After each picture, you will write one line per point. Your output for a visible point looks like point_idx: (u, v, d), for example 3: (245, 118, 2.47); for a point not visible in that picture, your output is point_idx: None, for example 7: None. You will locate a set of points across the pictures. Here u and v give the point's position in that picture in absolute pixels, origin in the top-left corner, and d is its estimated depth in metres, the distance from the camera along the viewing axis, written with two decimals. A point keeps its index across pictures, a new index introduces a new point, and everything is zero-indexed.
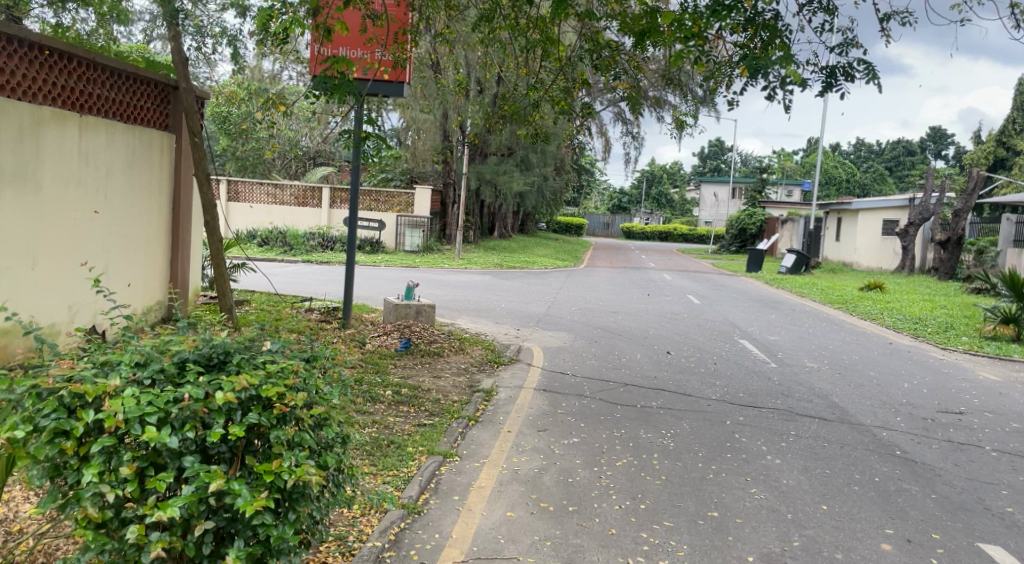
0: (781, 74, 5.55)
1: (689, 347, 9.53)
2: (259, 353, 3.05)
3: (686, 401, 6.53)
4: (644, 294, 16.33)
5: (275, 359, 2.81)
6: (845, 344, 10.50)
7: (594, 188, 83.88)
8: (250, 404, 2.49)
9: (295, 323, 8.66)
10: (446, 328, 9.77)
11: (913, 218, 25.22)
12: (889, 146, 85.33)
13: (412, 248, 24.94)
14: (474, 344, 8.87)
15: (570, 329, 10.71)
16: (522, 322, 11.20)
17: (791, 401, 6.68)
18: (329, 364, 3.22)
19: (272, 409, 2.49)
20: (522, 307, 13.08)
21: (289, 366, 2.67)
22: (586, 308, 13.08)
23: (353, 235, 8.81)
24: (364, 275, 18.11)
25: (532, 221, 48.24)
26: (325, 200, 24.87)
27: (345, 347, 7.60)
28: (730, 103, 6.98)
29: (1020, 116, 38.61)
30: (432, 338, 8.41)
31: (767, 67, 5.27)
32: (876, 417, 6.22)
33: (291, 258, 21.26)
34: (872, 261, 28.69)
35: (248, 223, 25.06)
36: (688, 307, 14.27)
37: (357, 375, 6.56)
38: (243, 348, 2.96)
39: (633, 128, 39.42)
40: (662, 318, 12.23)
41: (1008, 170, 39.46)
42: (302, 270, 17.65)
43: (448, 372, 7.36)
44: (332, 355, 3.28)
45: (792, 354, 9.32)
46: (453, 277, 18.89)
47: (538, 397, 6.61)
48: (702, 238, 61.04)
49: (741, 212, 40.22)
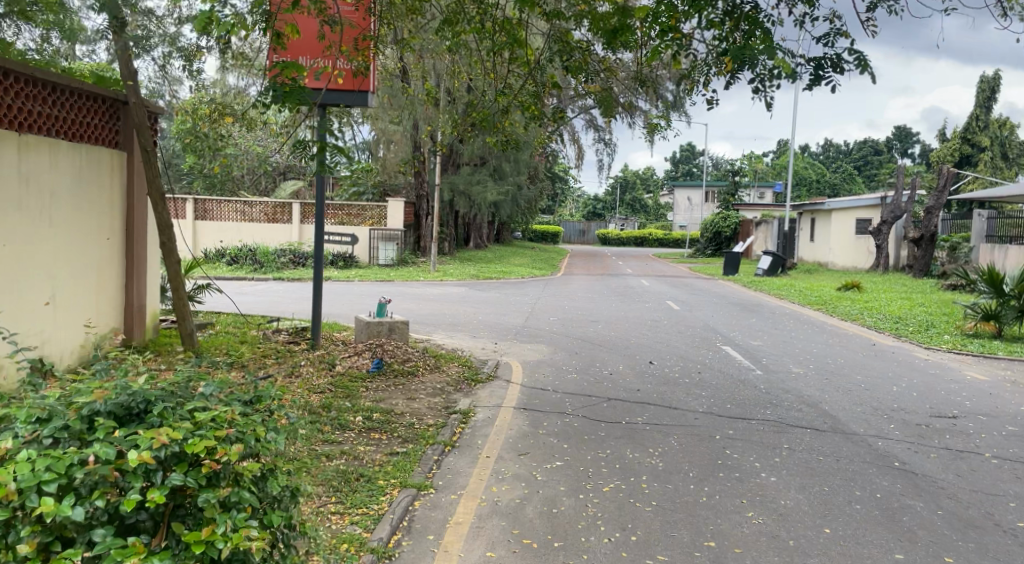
0: (764, 69, 5.30)
1: (672, 356, 9.27)
2: (192, 397, 2.75)
3: (673, 415, 6.25)
4: (622, 302, 16.10)
5: (206, 406, 2.54)
6: (830, 347, 10.31)
7: (569, 196, 83.96)
8: (173, 462, 2.24)
9: (262, 347, 8.26)
10: (422, 344, 9.43)
11: (886, 216, 25.36)
12: (857, 146, 86.47)
13: (386, 261, 24.54)
14: (451, 361, 8.53)
15: (549, 341, 10.41)
16: (499, 336, 10.88)
17: (781, 411, 6.43)
18: (274, 407, 2.95)
19: (200, 468, 2.25)
20: (499, 319, 12.76)
21: (222, 416, 2.44)
22: (565, 318, 12.79)
23: (320, 251, 8.41)
24: (336, 292, 17.68)
25: (508, 230, 47.99)
26: (296, 216, 24.41)
27: (315, 371, 7.25)
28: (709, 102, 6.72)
29: (983, 113, 39.25)
30: (406, 357, 8.06)
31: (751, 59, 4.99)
32: (870, 425, 5.99)
33: (262, 276, 20.74)
34: (847, 260, 28.79)
35: (217, 241, 24.47)
36: (667, 313, 14.05)
37: (325, 401, 6.21)
38: (170, 393, 2.68)
39: (605, 134, 39.44)
40: (642, 327, 11.97)
41: (974, 166, 40.03)
42: (272, 289, 17.19)
43: (424, 392, 7.01)
44: (277, 396, 3.02)
45: (776, 360, 9.10)
46: (428, 290, 18.52)
47: (518, 416, 6.29)
48: (678, 242, 61.22)
49: (716, 215, 40.29)
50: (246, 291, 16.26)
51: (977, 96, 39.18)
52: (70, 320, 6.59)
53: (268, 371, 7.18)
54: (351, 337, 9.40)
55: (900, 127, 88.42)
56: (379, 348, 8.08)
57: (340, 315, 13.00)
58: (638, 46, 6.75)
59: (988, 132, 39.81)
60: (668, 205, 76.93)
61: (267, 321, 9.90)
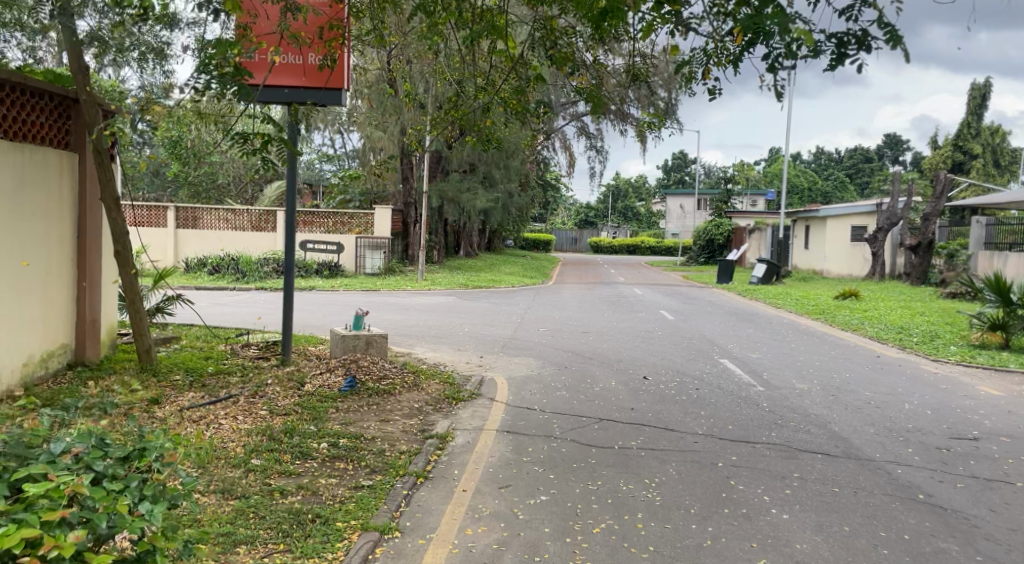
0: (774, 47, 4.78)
1: (667, 370, 8.74)
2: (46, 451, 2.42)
3: (669, 438, 5.72)
4: (614, 311, 15.59)
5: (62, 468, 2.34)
6: (832, 359, 9.83)
7: (560, 204, 83.63)
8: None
9: (227, 363, 7.69)
10: (402, 359, 8.87)
11: (882, 223, 25.01)
12: (848, 153, 86.55)
13: (372, 270, 23.99)
14: (432, 378, 7.96)
15: (538, 354, 9.87)
16: (484, 348, 10.34)
17: (787, 434, 5.91)
18: (164, 459, 2.61)
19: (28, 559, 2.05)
20: (486, 331, 12.22)
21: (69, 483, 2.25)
22: (554, 329, 12.26)
23: (292, 255, 7.87)
24: (319, 302, 17.10)
25: (499, 238, 47.52)
26: (281, 224, 23.84)
27: (281, 391, 6.71)
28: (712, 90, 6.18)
29: (974, 120, 39.19)
30: (382, 373, 7.48)
31: (762, 33, 4.46)
32: (886, 450, 5.49)
33: (244, 286, 20.12)
34: (842, 268, 28.41)
35: (198, 250, 23.84)
36: (662, 323, 13.54)
37: (287, 426, 5.65)
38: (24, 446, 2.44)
39: (597, 141, 39.20)
40: (635, 338, 11.45)
41: (966, 173, 39.92)
42: (253, 299, 16.60)
43: (399, 414, 6.44)
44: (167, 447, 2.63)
45: (777, 374, 8.59)
46: (414, 300, 17.95)
47: (500, 440, 5.74)
48: (670, 250, 60.87)
49: (708, 222, 39.91)
50: (224, 302, 15.66)
51: (968, 104, 39.07)
52: (13, 340, 6.06)
53: (231, 392, 6.65)
54: (326, 351, 8.84)
55: (890, 135, 88.70)
56: (353, 364, 7.54)
57: (319, 327, 12.43)
58: (626, 37, 6.41)
59: (980, 139, 39.71)
60: (660, 213, 76.63)
61: (237, 335, 9.33)
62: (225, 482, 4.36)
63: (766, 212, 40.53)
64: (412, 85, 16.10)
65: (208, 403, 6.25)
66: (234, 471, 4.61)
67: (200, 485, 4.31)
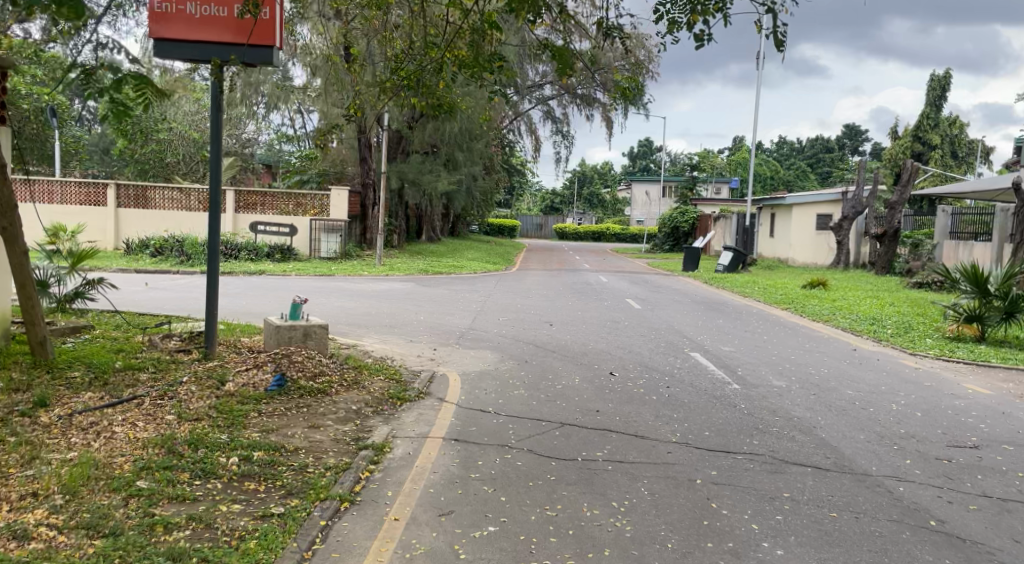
0: None
1: (635, 365, 8.06)
2: None
3: (640, 448, 5.02)
4: (579, 300, 14.89)
5: None
6: (807, 353, 9.26)
7: (526, 189, 82.82)
8: None
9: (140, 357, 6.76)
10: (346, 354, 8.04)
11: (847, 212, 24.78)
12: (809, 142, 87.06)
13: (328, 255, 22.96)
14: (376, 375, 7.14)
15: (496, 346, 9.10)
16: (438, 339, 9.57)
17: (772, 442, 5.25)
18: None
19: None
20: (442, 320, 11.40)
21: None
22: (516, 319, 11.51)
23: (215, 234, 6.96)
24: (267, 288, 16.09)
25: (462, 224, 46.57)
26: (229, 205, 22.64)
27: (198, 391, 5.84)
28: (701, 38, 5.51)
29: (933, 111, 39.28)
30: (317, 370, 6.61)
31: None
32: (882, 462, 4.86)
33: (188, 269, 18.98)
34: (807, 257, 28.16)
35: (141, 230, 22.57)
36: (627, 313, 12.90)
37: (192, 436, 4.79)
38: None
39: (563, 125, 38.64)
40: (600, 329, 10.76)
41: (925, 164, 40.08)
42: (195, 285, 15.54)
43: (334, 417, 5.63)
44: None
45: (752, 369, 7.97)
46: (369, 286, 17.03)
47: (447, 450, 4.96)
48: (635, 237, 60.56)
49: (673, 209, 39.55)
50: (163, 286, 14.61)
51: (929, 94, 39.15)
52: None
53: (137, 392, 5.75)
54: (260, 344, 7.96)
55: (850, 125, 89.73)
56: (285, 356, 6.68)
57: (261, 315, 11.50)
58: None
59: (940, 130, 39.86)
60: (625, 199, 76.34)
61: (158, 325, 8.41)
62: (93, 514, 3.51)
63: (731, 201, 40.28)
64: (366, 63, 15.21)
65: (107, 407, 5.37)
66: (110, 497, 3.76)
67: (60, 519, 3.47)
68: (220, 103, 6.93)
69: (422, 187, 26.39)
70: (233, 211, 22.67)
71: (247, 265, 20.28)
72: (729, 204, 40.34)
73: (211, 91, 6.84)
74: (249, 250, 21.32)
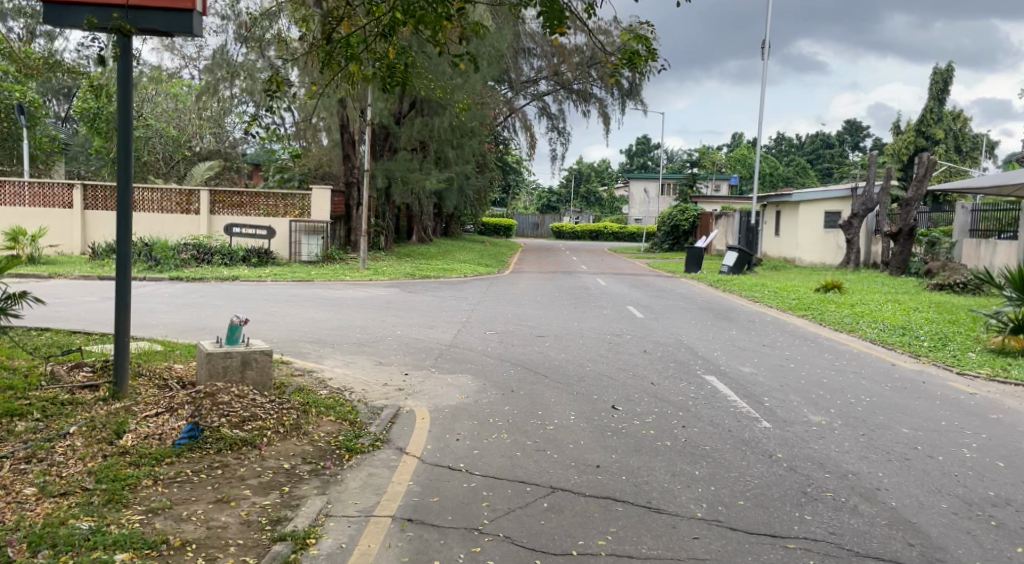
0: None
1: (641, 394, 6.78)
2: None
3: (657, 532, 3.75)
4: (576, 308, 13.59)
5: None
6: (838, 374, 8.00)
7: (524, 189, 81.66)
8: None
9: (28, 399, 5.43)
10: (294, 385, 6.71)
11: (858, 209, 23.61)
12: (809, 139, 85.87)
13: (309, 258, 21.66)
14: (325, 414, 5.83)
15: (479, 370, 7.82)
16: (412, 361, 8.28)
17: (829, 518, 3.97)
18: None
19: None
20: (420, 335, 10.10)
21: None
22: (505, 334, 10.19)
23: (126, 244, 5.66)
24: (237, 296, 14.78)
25: (456, 224, 45.30)
26: (203, 205, 21.37)
27: (83, 448, 4.53)
28: None
29: (937, 104, 37.86)
30: (249, 412, 5.29)
31: None
32: (984, 552, 3.60)
33: (157, 276, 17.67)
34: (815, 256, 26.88)
35: (107, 234, 21.31)
36: (628, 323, 11.63)
37: (43, 526, 3.49)
38: None
39: (558, 122, 37.53)
40: (599, 344, 9.49)
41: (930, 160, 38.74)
42: (157, 296, 14.25)
43: (256, 483, 4.32)
44: None
45: (780, 400, 6.69)
46: (349, 294, 15.73)
47: (394, 539, 3.66)
48: (632, 236, 59.36)
49: (673, 208, 38.25)
50: (119, 299, 13.32)
51: (930, 89, 37.73)
52: None
53: (2, 451, 4.43)
54: (193, 374, 6.63)
55: (850, 121, 88.46)
56: (209, 394, 5.36)
57: (216, 329, 10.19)
58: None
59: (944, 125, 38.55)
60: (623, 197, 75.16)
61: (66, 350, 7.08)
62: None
63: (732, 198, 38.99)
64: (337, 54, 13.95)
65: None
66: None
67: None
68: (127, 79, 5.55)
69: (410, 186, 25.05)
70: (207, 212, 21.37)
71: (220, 270, 18.94)
72: (730, 201, 39.08)
73: (118, 65, 5.49)
74: (223, 254, 19.94)
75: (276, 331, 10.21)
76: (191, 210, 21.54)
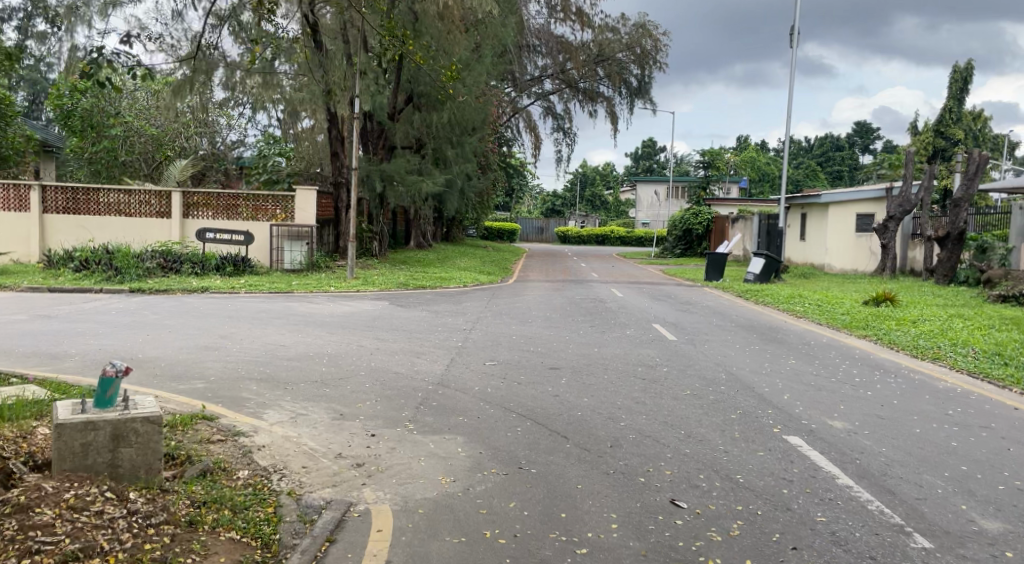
0: None
1: (708, 475, 4.64)
2: None
3: None
4: (592, 326, 11.50)
5: None
6: (966, 432, 5.83)
7: (527, 193, 79.73)
8: None
9: None
10: (200, 466, 4.61)
11: (894, 211, 21.68)
12: (818, 142, 83.97)
13: (292, 266, 19.56)
14: (223, 529, 3.67)
15: (476, 428, 5.69)
16: (385, 412, 6.13)
17: None
18: None
19: None
20: (403, 368, 7.99)
21: None
22: (509, 366, 8.05)
23: None
24: (198, 313, 12.70)
25: (457, 229, 43.27)
26: (177, 208, 19.29)
27: None
28: None
29: (957, 104, 35.24)
30: (75, 549, 3.11)
31: None
32: None
33: (116, 287, 15.62)
34: (846, 263, 24.74)
35: (70, 240, 19.36)
36: (661, 349, 9.49)
37: None
38: None
39: (565, 121, 35.66)
40: (632, 382, 7.33)
41: (948, 162, 35.93)
42: (104, 313, 12.23)
43: None
44: None
45: (918, 487, 4.54)
46: (328, 308, 13.61)
47: None
48: (641, 241, 57.29)
49: (685, 211, 36.32)
50: (51, 319, 11.27)
51: (950, 87, 34.99)
52: None
53: None
54: (51, 451, 4.53)
55: (860, 123, 86.28)
56: (16, 512, 3.23)
57: (147, 362, 8.11)
58: None
59: (963, 125, 35.94)
60: (629, 201, 73.02)
61: None
62: None
63: (748, 200, 36.73)
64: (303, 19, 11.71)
65: None
66: None
67: None
68: None
69: (406, 187, 22.87)
70: (180, 216, 19.31)
71: (188, 280, 16.88)
72: (748, 202, 36.81)
73: None
74: (193, 262, 17.88)
75: (221, 363, 8.07)
76: (163, 214, 19.45)
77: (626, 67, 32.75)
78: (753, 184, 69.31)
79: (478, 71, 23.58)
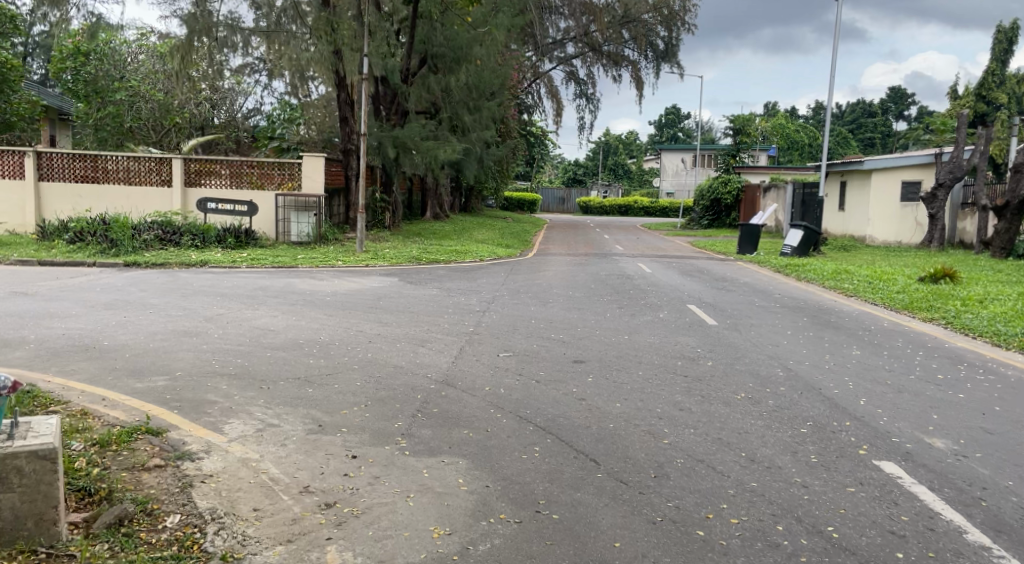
0: None
1: (789, 527, 3.47)
2: None
3: None
4: (621, 307, 10.28)
5: None
6: None
7: (548, 162, 77.96)
8: None
9: None
10: (119, 510, 3.50)
11: (944, 178, 20.07)
12: (850, 109, 81.00)
13: (299, 239, 18.49)
14: None
15: (483, 447, 4.53)
16: (373, 422, 5.01)
17: None
18: None
19: None
20: (402, 360, 6.86)
21: None
22: (525, 358, 6.89)
23: None
24: (190, 290, 11.66)
25: (476, 198, 42.01)
26: (178, 176, 18.24)
27: None
28: None
29: (1003, 66, 33.04)
30: None
31: None
32: None
33: (110, 260, 14.66)
34: (889, 234, 23.19)
35: (66, 209, 18.44)
36: (701, 336, 8.27)
37: None
38: None
39: (587, 87, 34.03)
40: (673, 382, 6.14)
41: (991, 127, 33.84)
42: (87, 290, 11.21)
43: None
44: None
45: None
46: (331, 285, 12.51)
47: None
48: (665, 211, 55.55)
49: (713, 179, 34.70)
50: (27, 298, 10.31)
51: (995, 48, 32.81)
52: None
53: None
54: None
55: (893, 88, 83.03)
56: None
57: (111, 352, 7.04)
58: None
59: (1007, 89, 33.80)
60: (652, 170, 71.00)
61: None
62: None
63: (780, 168, 34.96)
64: None
65: None
66: None
67: None
68: None
69: (422, 154, 21.52)
70: (181, 184, 18.27)
71: (188, 253, 15.89)
72: (780, 170, 35.04)
73: None
74: (193, 234, 16.90)
75: (194, 354, 6.98)
76: (164, 182, 18.42)
77: (652, 29, 30.95)
78: (782, 151, 66.95)
79: (495, 31, 22.05)
